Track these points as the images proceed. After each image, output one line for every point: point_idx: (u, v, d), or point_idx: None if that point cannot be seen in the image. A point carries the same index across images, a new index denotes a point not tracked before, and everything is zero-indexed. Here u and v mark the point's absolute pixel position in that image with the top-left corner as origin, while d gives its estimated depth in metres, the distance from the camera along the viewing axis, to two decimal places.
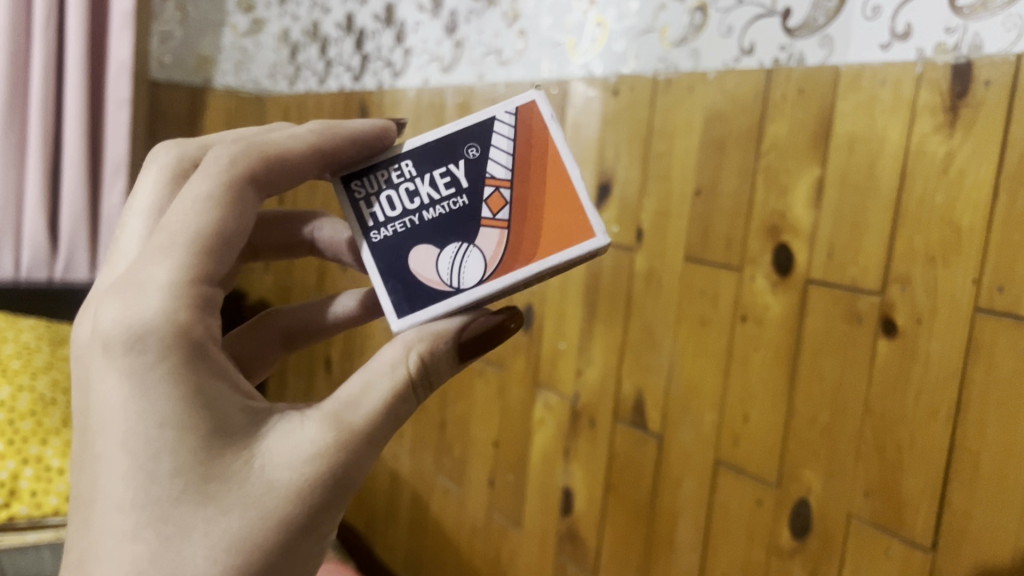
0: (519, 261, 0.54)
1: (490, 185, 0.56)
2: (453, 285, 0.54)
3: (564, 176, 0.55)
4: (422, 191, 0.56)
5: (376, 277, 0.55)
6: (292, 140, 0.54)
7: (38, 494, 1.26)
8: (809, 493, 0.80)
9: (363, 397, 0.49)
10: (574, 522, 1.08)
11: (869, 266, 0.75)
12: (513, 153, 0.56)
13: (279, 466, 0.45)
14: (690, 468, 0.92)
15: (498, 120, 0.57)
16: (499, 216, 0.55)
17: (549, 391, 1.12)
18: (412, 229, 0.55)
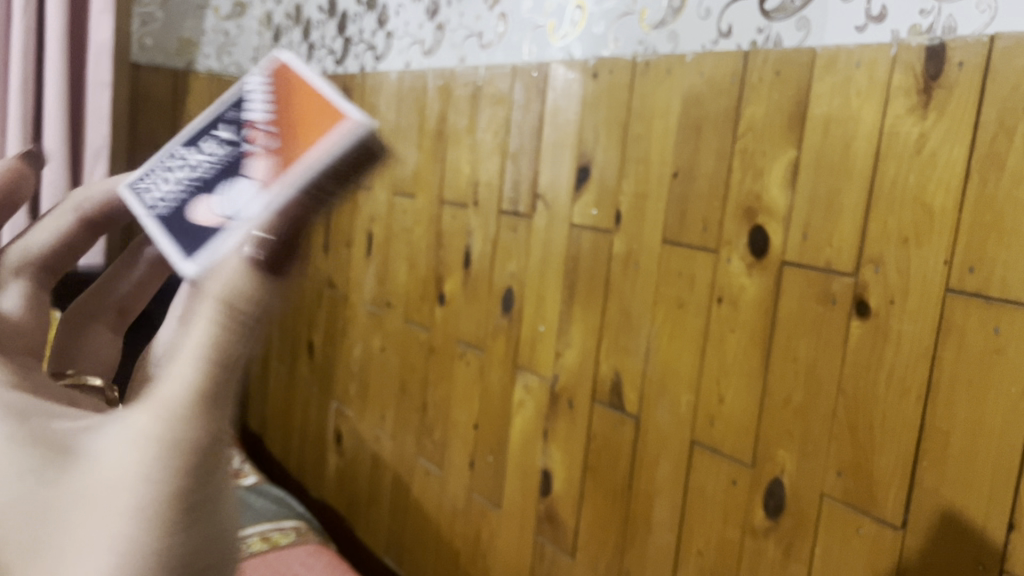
0: (287, 162, 0.47)
1: (246, 129, 0.52)
2: (223, 217, 0.48)
3: (316, 93, 0.50)
4: (193, 161, 0.53)
5: (160, 236, 0.50)
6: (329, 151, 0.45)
7: None
8: (783, 473, 0.81)
9: (178, 390, 0.32)
10: (552, 503, 1.08)
11: (843, 247, 0.75)
12: (268, 96, 0.53)
13: (126, 557, 0.30)
14: (666, 448, 0.92)
15: (248, 82, 0.55)
16: (259, 146, 0.50)
17: (528, 373, 1.13)
18: (190, 191, 0.52)
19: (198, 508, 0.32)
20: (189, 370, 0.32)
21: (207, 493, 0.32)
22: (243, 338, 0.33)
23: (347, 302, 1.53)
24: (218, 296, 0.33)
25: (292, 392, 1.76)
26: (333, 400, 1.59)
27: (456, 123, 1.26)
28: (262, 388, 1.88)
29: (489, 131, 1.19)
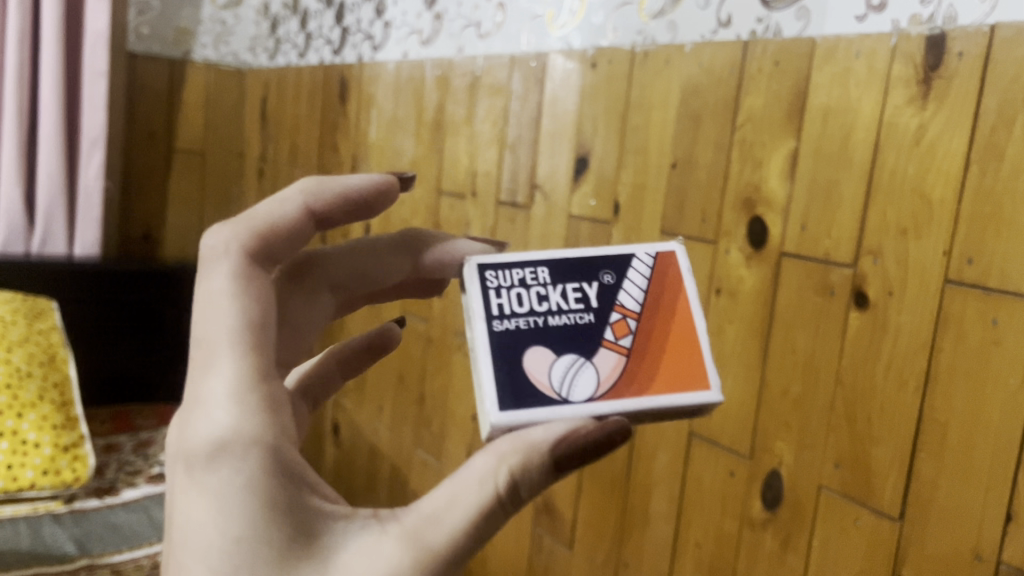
0: (633, 390, 0.52)
1: (618, 313, 0.54)
2: (563, 395, 0.51)
3: (692, 327, 0.55)
4: (551, 297, 0.54)
5: (484, 362, 0.52)
6: (284, 207, 0.56)
7: (14, 466, 1.26)
8: (781, 465, 0.81)
9: (220, 386, 0.45)
10: (550, 494, 1.08)
11: (841, 238, 0.75)
12: (646, 290, 0.56)
13: (209, 490, 0.41)
14: (664, 439, 0.92)
15: (639, 259, 0.57)
16: (622, 342, 0.53)
17: None
18: (535, 330, 0.53)
19: (271, 466, 0.42)
20: (220, 368, 0.45)
21: (270, 457, 0.43)
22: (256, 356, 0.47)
23: None
24: (217, 313, 0.48)
25: None
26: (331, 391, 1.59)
27: (454, 114, 1.25)
28: None
29: (487, 121, 1.19)
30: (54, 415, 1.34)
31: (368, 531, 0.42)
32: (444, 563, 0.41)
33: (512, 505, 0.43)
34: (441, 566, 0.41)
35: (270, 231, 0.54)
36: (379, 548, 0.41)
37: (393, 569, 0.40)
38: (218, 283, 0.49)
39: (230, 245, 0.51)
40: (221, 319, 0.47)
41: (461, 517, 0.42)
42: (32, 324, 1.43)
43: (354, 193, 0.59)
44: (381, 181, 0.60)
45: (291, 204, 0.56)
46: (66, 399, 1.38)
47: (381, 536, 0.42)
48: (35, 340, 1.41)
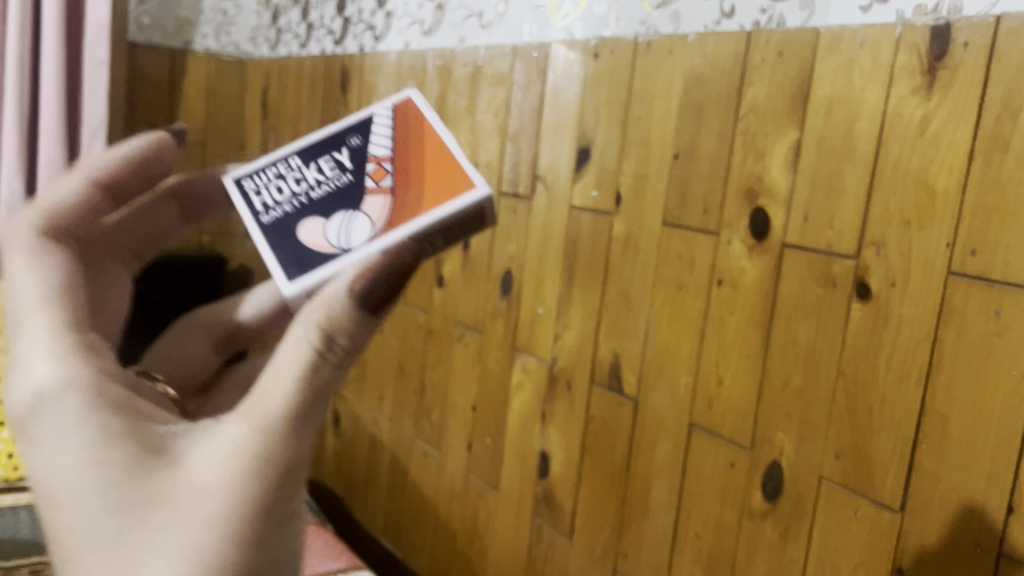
0: (404, 216, 0.54)
1: (373, 163, 0.58)
2: (342, 247, 0.54)
3: (440, 146, 0.58)
4: (307, 176, 0.58)
5: (263, 243, 0.55)
6: (66, 186, 0.54)
7: (14, 456, 1.27)
8: (781, 456, 0.80)
9: (31, 346, 0.46)
10: (550, 485, 1.08)
11: (844, 229, 0.75)
12: (392, 134, 0.59)
13: (57, 460, 0.42)
14: (664, 430, 0.92)
15: (377, 116, 0.61)
16: (382, 184, 0.56)
17: (527, 355, 1.12)
18: (301, 207, 0.57)
19: (92, 403, 0.43)
20: (29, 328, 0.47)
21: (94, 395, 0.44)
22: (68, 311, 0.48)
23: None
24: (25, 282, 0.49)
25: None
26: None
27: (456, 104, 1.25)
28: None
29: (489, 112, 1.19)
30: None
31: (205, 433, 0.44)
32: (285, 421, 0.42)
33: (334, 354, 0.44)
34: (283, 428, 0.42)
35: (60, 209, 0.53)
36: (220, 435, 0.42)
37: (233, 445, 0.41)
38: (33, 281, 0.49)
39: (35, 224, 0.52)
40: (30, 285, 0.48)
41: (287, 380, 0.43)
42: None
43: (134, 158, 0.58)
44: (151, 138, 0.59)
45: (79, 176, 0.55)
46: None
47: (223, 424, 0.43)
48: None
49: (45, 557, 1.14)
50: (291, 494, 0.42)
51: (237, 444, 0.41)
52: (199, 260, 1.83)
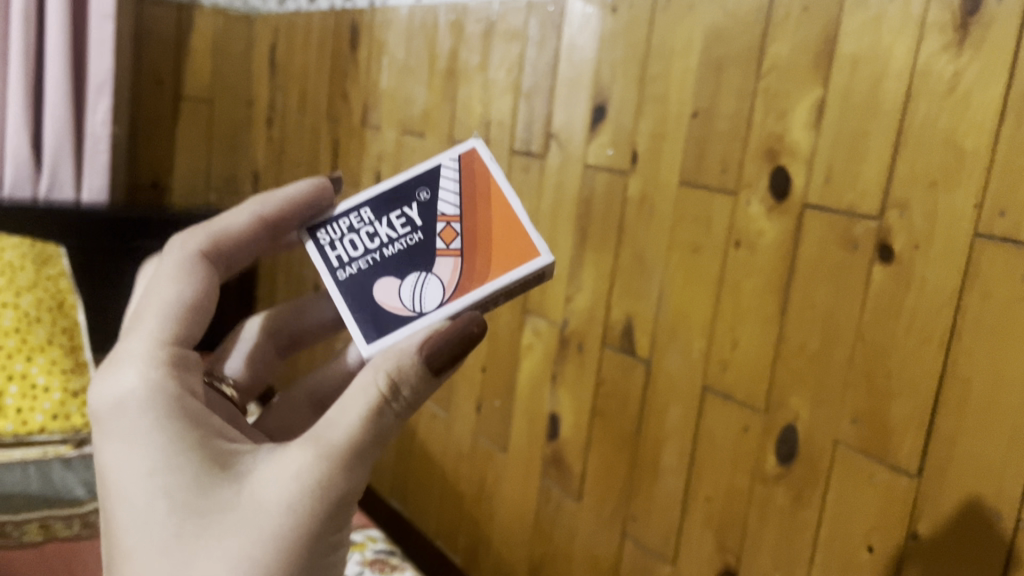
0: (474, 282, 0.56)
1: (442, 221, 0.58)
2: (416, 310, 0.56)
3: (509, 208, 0.59)
4: (380, 232, 0.59)
5: (343, 307, 0.56)
6: (235, 219, 0.61)
7: (23, 411, 1.27)
8: (796, 420, 0.79)
9: (136, 350, 0.52)
10: (559, 447, 1.08)
11: (868, 190, 0.73)
12: (460, 192, 0.59)
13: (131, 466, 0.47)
14: (676, 393, 0.91)
15: (444, 167, 0.61)
16: (452, 246, 0.57)
17: (537, 317, 1.11)
18: (375, 265, 0.58)
19: (173, 413, 0.48)
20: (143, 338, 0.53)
21: (176, 405, 0.49)
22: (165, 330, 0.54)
23: None
24: (150, 296, 0.56)
25: None
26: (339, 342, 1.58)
27: (468, 61, 1.23)
28: None
29: (502, 69, 1.16)
30: (63, 360, 1.34)
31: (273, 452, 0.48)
32: (346, 454, 0.47)
33: (398, 404, 0.49)
34: (342, 460, 0.47)
35: (224, 239, 0.60)
36: (287, 456, 0.47)
37: (298, 470, 0.46)
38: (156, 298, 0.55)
39: (199, 247, 0.59)
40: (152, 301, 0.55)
41: (353, 417, 0.48)
42: (41, 269, 1.43)
43: (294, 205, 0.60)
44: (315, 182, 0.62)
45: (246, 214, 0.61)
46: (74, 345, 1.38)
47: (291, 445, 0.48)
48: (44, 285, 1.41)
49: (54, 510, 1.13)
50: (339, 525, 0.47)
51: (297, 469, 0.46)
52: (206, 216, 1.80)
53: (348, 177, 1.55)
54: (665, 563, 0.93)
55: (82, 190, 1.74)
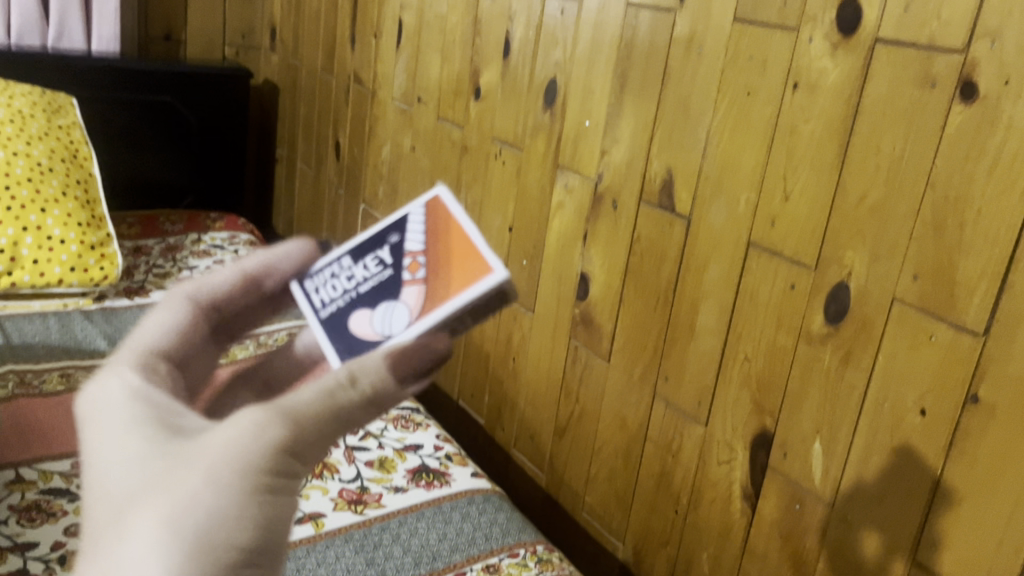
0: (441, 291, 0.51)
1: (408, 256, 0.54)
2: (384, 335, 0.52)
3: (465, 232, 0.53)
4: (357, 273, 0.55)
5: (325, 345, 0.54)
6: (217, 275, 0.55)
7: (40, 262, 1.24)
8: (850, 276, 0.74)
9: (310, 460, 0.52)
10: (588, 307, 1.03)
11: (952, 20, 0.65)
12: (425, 233, 0.55)
13: (232, 442, 0.42)
14: (718, 250, 0.86)
15: (411, 217, 0.56)
16: (416, 275, 0.53)
17: (569, 173, 1.05)
18: (351, 301, 0.55)
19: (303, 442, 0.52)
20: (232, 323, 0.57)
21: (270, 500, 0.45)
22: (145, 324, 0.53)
23: (378, 100, 1.45)
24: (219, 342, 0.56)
25: (319, 194, 1.70)
26: (360, 202, 1.53)
27: None
28: (292, 192, 1.82)
29: None
30: (78, 212, 1.30)
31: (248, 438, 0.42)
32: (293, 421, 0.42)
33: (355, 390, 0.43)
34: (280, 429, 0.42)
35: (215, 295, 0.54)
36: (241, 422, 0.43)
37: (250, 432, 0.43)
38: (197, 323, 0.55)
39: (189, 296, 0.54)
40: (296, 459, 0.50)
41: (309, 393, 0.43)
42: (51, 119, 1.37)
43: (282, 264, 0.56)
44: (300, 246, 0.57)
45: (228, 270, 0.55)
46: (90, 198, 1.34)
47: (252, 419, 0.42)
48: (55, 135, 1.35)
49: (73, 360, 1.12)
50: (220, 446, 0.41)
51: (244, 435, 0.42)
52: (216, 69, 1.70)
53: (369, 27, 1.46)
54: (698, 425, 0.90)
55: (91, 39, 1.66)
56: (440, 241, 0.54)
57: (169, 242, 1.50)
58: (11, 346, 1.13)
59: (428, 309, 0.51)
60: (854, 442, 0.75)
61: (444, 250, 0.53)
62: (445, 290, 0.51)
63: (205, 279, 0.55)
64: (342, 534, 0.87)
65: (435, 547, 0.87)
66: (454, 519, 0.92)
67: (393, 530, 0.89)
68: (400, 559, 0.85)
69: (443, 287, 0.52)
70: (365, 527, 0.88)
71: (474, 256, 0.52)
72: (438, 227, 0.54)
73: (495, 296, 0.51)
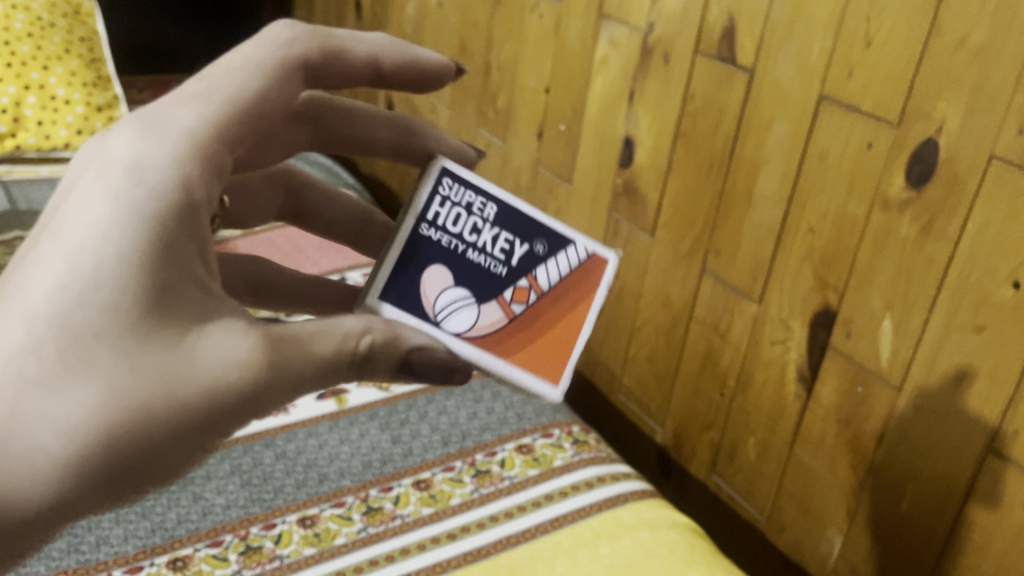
0: (496, 349, 0.52)
1: (527, 281, 0.54)
2: (437, 318, 0.51)
3: (579, 328, 0.55)
4: (483, 235, 0.54)
5: (394, 254, 0.51)
6: (356, 46, 0.52)
7: (44, 125, 1.17)
8: (939, 133, 0.65)
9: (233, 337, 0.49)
10: (632, 176, 0.95)
11: None
12: (563, 277, 0.55)
13: (222, 362, 0.39)
14: (784, 107, 0.76)
15: (574, 249, 0.56)
16: (512, 305, 0.53)
17: (615, 24, 0.94)
18: (451, 251, 0.52)
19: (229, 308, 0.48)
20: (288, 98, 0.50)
21: None
22: (226, 103, 0.45)
23: None
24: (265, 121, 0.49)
25: None
26: None
27: None
28: None
29: None
30: (83, 72, 1.20)
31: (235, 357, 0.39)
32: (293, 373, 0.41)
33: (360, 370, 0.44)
34: (271, 375, 0.40)
35: (330, 59, 0.51)
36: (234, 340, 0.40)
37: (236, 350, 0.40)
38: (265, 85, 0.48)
39: (298, 51, 0.49)
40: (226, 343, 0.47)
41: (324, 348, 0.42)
42: None
43: (423, 69, 0.55)
44: (444, 62, 0.56)
45: (366, 49, 0.52)
46: (96, 57, 1.23)
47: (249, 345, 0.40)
48: None
49: None
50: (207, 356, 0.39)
51: (233, 360, 0.39)
52: None
53: None
54: (751, 303, 0.83)
55: None
56: (561, 308, 0.54)
57: None
58: (17, 214, 1.08)
59: (490, 342, 0.52)
60: (930, 321, 0.67)
61: (553, 315, 0.54)
62: (513, 350, 0.52)
63: (337, 41, 0.51)
64: (366, 411, 0.82)
65: (465, 426, 0.82)
66: (485, 398, 0.86)
67: (421, 407, 0.84)
68: (427, 438, 0.80)
69: (515, 344, 0.53)
70: (391, 404, 0.84)
71: (564, 355, 0.54)
72: (574, 290, 0.55)
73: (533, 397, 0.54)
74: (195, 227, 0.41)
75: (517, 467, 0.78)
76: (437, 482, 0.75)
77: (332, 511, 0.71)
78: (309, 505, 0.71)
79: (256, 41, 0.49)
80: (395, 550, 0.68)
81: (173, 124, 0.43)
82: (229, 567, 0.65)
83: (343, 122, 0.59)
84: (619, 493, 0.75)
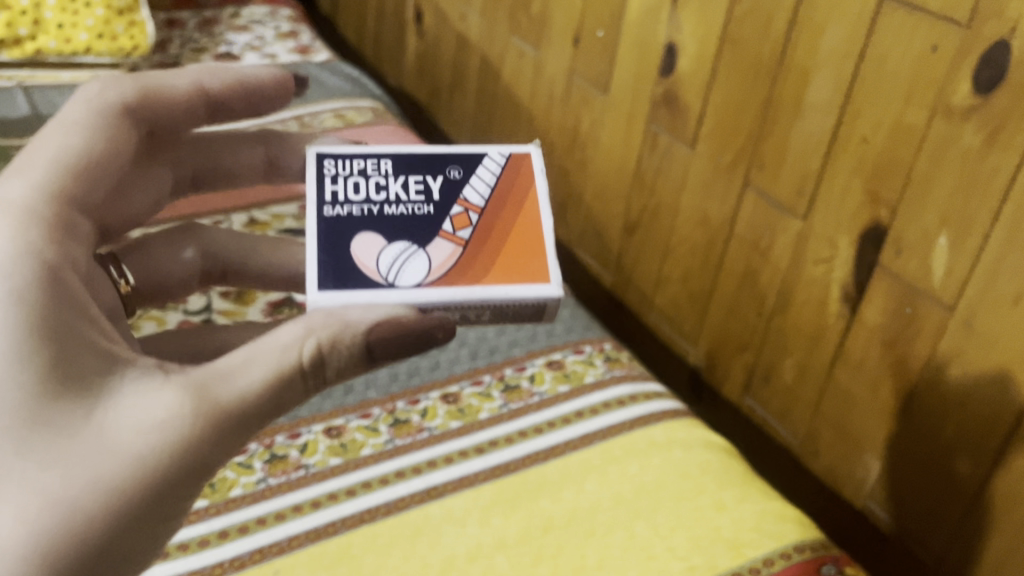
0: (465, 279, 0.47)
1: (459, 206, 0.51)
2: (389, 280, 0.46)
3: (534, 223, 0.51)
4: (391, 188, 0.51)
5: (314, 243, 0.48)
6: (174, 79, 0.50)
7: (65, 28, 1.13)
8: (1014, 33, 0.59)
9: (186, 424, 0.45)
10: (673, 85, 0.90)
11: None
12: (492, 186, 0.53)
13: (152, 420, 0.35)
14: (841, 7, 0.71)
15: (487, 159, 0.54)
16: (459, 233, 0.49)
17: None
18: (368, 216, 0.49)
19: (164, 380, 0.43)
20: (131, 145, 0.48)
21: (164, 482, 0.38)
22: (65, 161, 0.43)
23: None
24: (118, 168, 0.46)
25: None
26: None
27: None
28: None
29: None
30: None
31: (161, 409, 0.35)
32: (234, 411, 0.36)
33: (314, 381, 0.39)
34: (214, 419, 0.36)
35: (156, 100, 0.49)
36: (158, 397, 0.36)
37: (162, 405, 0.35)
38: (85, 115, 0.45)
39: (120, 99, 0.47)
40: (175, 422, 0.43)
41: (256, 374, 0.37)
42: None
43: (256, 86, 0.53)
44: (278, 75, 0.54)
45: (186, 81, 0.50)
46: None
47: (172, 395, 0.36)
48: None
49: None
50: (134, 422, 0.35)
51: (162, 416, 0.35)
52: None
53: None
54: (795, 220, 0.79)
55: None
56: (505, 216, 0.51)
57: (206, 14, 1.36)
58: (38, 118, 1.03)
59: (455, 273, 0.47)
60: (990, 238, 0.63)
61: (503, 225, 0.51)
62: (484, 271, 0.48)
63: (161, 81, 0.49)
64: None
65: (494, 341, 0.80)
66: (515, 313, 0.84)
67: None
68: (455, 352, 0.78)
69: (481, 268, 0.48)
70: None
71: (535, 250, 0.50)
72: (511, 196, 0.52)
73: (534, 307, 0.48)
74: (67, 295, 0.38)
75: (547, 383, 0.76)
76: (464, 396, 0.73)
77: (358, 423, 0.70)
78: (335, 415, 0.70)
79: (71, 97, 0.45)
80: (421, 463, 0.66)
81: (7, 200, 0.40)
82: (254, 475, 0.64)
83: (197, 150, 0.56)
84: (652, 412, 0.73)
